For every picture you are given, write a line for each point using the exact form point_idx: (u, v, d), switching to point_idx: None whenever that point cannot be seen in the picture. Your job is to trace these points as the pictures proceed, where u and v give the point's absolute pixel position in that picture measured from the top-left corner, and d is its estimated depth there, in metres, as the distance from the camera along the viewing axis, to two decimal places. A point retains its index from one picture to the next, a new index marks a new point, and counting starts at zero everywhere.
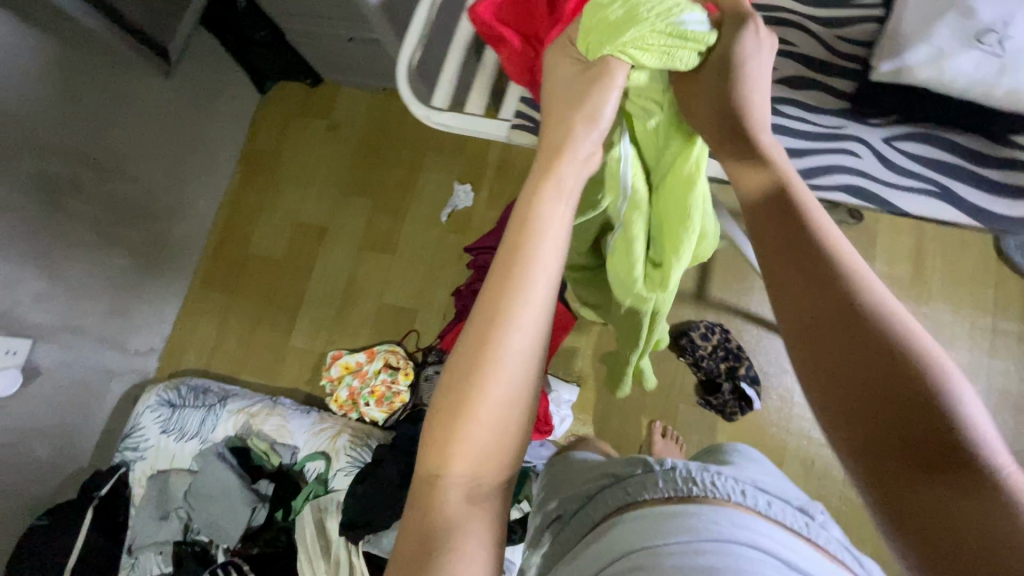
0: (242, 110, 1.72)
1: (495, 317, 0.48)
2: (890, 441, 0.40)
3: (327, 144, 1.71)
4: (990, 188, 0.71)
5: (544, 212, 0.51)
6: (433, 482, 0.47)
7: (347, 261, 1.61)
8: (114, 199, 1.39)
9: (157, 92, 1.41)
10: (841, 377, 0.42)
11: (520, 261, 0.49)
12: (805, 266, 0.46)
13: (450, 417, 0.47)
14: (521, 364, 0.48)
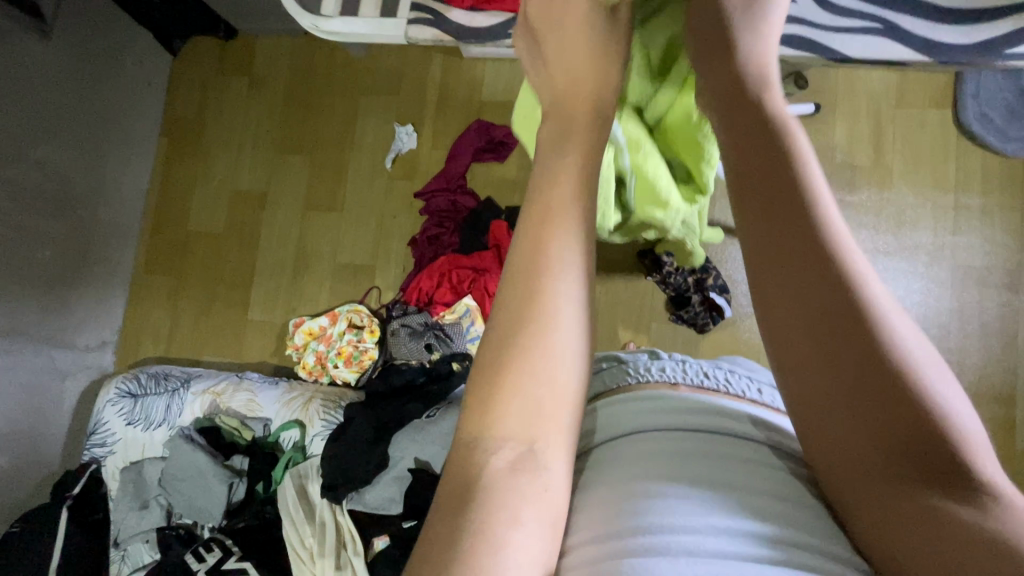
0: (152, 75, 1.57)
1: (544, 260, 0.51)
2: (876, 443, 0.43)
3: (252, 100, 1.58)
4: (925, 16, 0.78)
5: (563, 193, 0.55)
6: (472, 446, 0.47)
7: (294, 224, 1.52)
8: (23, 188, 1.26)
9: (46, 60, 1.26)
10: (834, 343, 0.45)
11: (556, 218, 0.53)
12: (790, 226, 0.49)
13: (492, 382, 0.48)
14: (572, 337, 0.50)
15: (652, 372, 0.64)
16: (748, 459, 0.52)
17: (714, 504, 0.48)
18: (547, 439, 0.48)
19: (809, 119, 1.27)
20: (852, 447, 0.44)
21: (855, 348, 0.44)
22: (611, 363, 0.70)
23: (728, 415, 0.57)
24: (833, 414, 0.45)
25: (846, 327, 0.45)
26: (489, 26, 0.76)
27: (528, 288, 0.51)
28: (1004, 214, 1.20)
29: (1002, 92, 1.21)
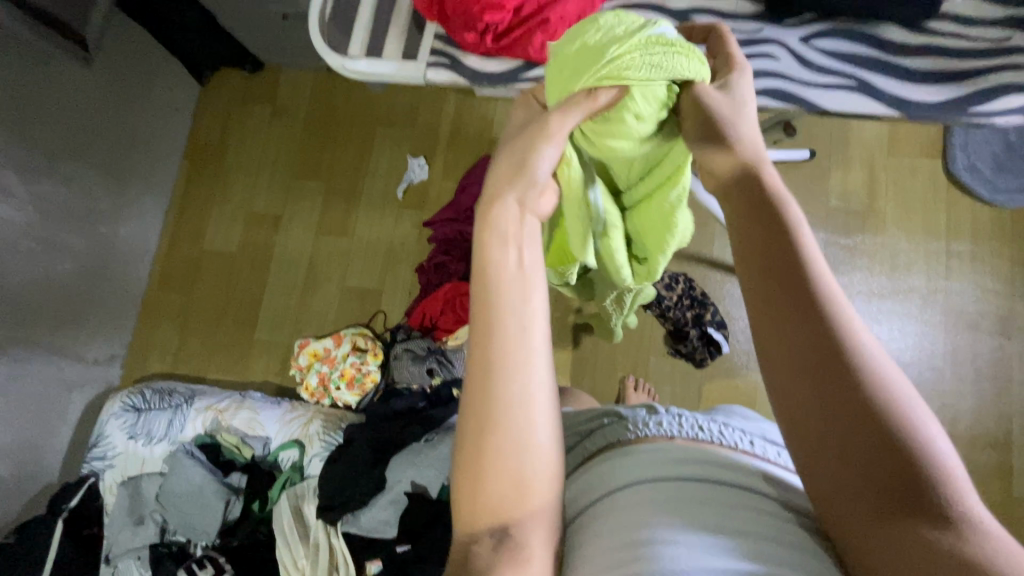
0: (181, 102, 1.65)
1: (496, 362, 0.49)
2: (864, 481, 0.45)
3: (273, 129, 1.66)
4: (897, 77, 0.84)
5: (507, 263, 0.52)
6: (466, 537, 0.50)
7: (305, 247, 1.57)
8: (51, 204, 1.32)
9: (84, 84, 1.34)
10: (822, 381, 0.46)
11: (507, 312, 0.50)
12: (791, 288, 0.49)
13: (468, 487, 0.49)
14: (539, 423, 0.50)
15: (649, 427, 0.65)
16: (765, 513, 0.52)
17: (735, 564, 0.47)
18: (520, 520, 0.49)
19: (805, 164, 1.32)
20: (853, 506, 0.45)
21: (853, 416, 0.45)
22: (612, 419, 0.71)
23: (729, 466, 0.57)
24: (831, 473, 0.46)
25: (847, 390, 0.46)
26: (499, 71, 0.83)
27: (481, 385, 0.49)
28: (995, 261, 1.24)
29: (989, 144, 1.26)
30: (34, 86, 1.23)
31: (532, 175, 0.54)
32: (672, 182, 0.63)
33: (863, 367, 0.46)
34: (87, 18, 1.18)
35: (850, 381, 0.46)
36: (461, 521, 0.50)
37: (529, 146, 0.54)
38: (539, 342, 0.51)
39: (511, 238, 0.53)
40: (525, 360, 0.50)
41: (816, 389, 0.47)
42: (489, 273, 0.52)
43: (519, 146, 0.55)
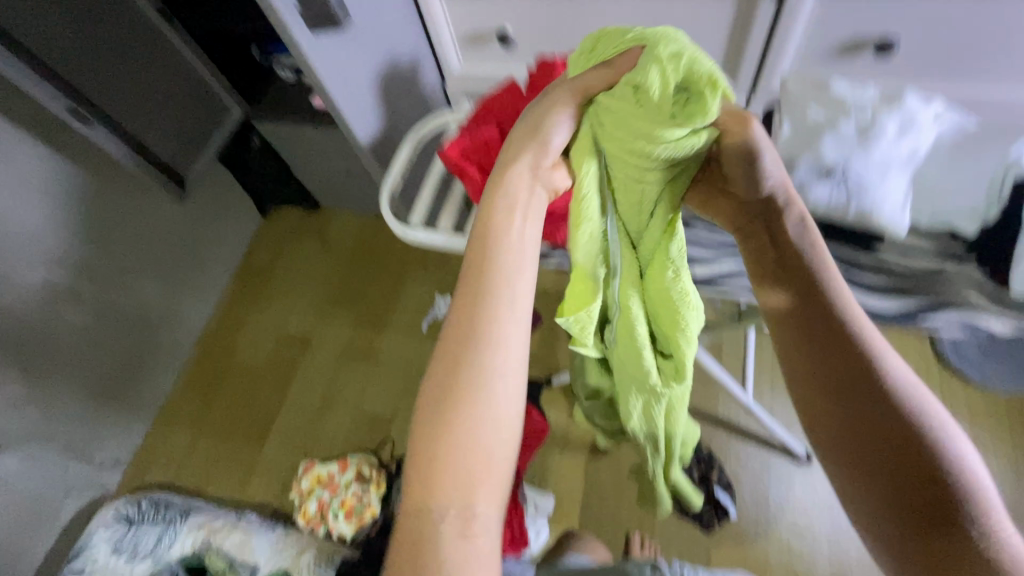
0: (245, 230, 1.87)
1: (479, 311, 0.47)
2: (887, 481, 0.47)
3: (319, 260, 1.85)
4: None
5: (502, 229, 0.50)
6: (418, 512, 0.42)
7: (327, 369, 1.66)
8: (108, 309, 1.46)
9: (165, 213, 1.55)
10: (850, 397, 0.50)
11: (485, 303, 0.47)
12: (813, 315, 0.52)
13: (430, 447, 0.44)
14: (513, 380, 0.47)
15: None
16: None
17: None
18: (487, 500, 0.43)
19: None
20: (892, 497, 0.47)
21: (881, 416, 0.48)
22: None
23: None
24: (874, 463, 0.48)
25: (870, 393, 0.49)
26: None
27: (461, 337, 0.46)
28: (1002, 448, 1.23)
29: None
30: (127, 212, 1.46)
31: (548, 149, 0.53)
32: (667, 240, 0.57)
33: (883, 379, 0.49)
34: (188, 163, 1.40)
35: (872, 392, 0.49)
36: (416, 489, 0.43)
37: (535, 119, 0.53)
38: (525, 293, 0.49)
39: (511, 210, 0.52)
40: (509, 312, 0.48)
41: (839, 394, 0.50)
42: (485, 266, 0.49)
43: (527, 121, 0.54)
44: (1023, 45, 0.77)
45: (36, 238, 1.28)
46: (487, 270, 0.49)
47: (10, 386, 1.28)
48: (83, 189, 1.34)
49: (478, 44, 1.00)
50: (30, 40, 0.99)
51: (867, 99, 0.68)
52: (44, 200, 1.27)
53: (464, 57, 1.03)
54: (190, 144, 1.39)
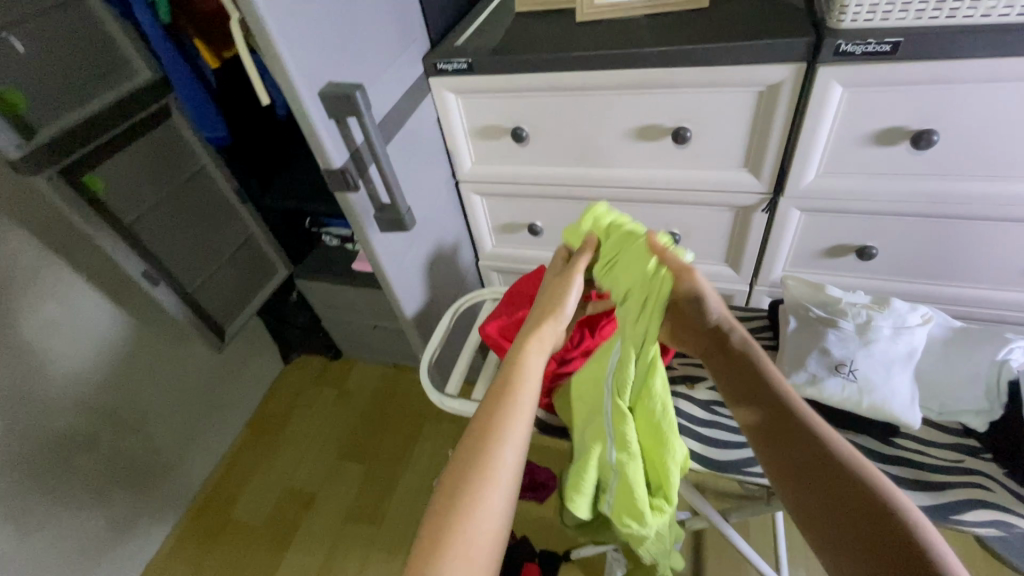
0: (265, 377, 1.91)
1: (491, 430, 0.51)
2: (857, 544, 0.43)
3: (334, 410, 1.86)
4: None
5: (524, 365, 0.57)
6: None
7: (330, 532, 1.56)
8: (119, 456, 1.43)
9: (196, 361, 1.60)
10: (809, 462, 0.49)
11: (502, 431, 0.51)
12: (760, 392, 0.54)
13: (427, 556, 0.44)
14: (508, 498, 0.49)
15: None
16: None
17: None
18: None
19: None
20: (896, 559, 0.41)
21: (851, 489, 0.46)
22: None
23: None
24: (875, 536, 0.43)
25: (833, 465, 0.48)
26: None
27: (475, 449, 0.50)
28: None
29: None
30: (161, 358, 1.49)
31: (562, 313, 0.62)
32: (649, 392, 0.59)
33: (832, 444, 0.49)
34: (229, 317, 1.49)
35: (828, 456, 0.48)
36: None
37: (557, 292, 0.65)
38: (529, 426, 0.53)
39: (536, 350, 0.59)
40: (516, 435, 0.52)
41: (796, 468, 0.49)
42: (499, 407, 0.53)
43: (550, 291, 0.65)
44: (990, 265, 0.86)
45: (67, 380, 1.28)
46: (505, 396, 0.54)
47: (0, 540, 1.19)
48: (126, 335, 1.39)
49: (511, 230, 1.15)
50: (116, 203, 1.16)
51: (861, 302, 0.73)
52: (88, 346, 1.31)
53: (498, 239, 1.19)
54: (235, 297, 1.50)
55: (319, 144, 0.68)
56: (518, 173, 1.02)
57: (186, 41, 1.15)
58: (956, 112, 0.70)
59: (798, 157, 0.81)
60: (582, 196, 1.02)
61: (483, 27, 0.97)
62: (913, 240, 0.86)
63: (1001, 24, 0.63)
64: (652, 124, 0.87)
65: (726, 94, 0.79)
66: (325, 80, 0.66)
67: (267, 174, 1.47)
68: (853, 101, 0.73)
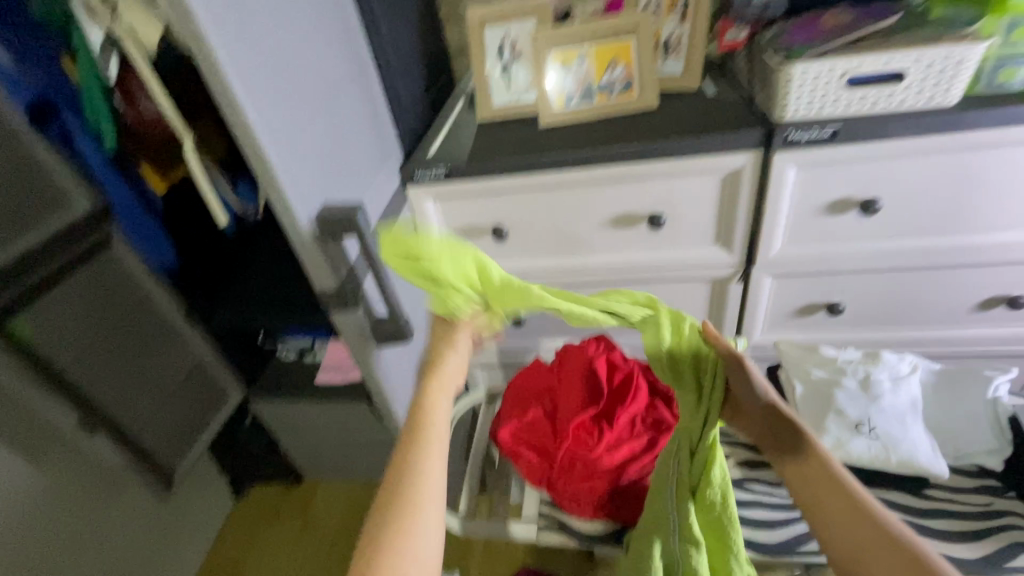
0: (213, 521, 1.66)
1: (406, 472, 0.48)
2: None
3: (300, 547, 1.62)
4: None
5: (433, 401, 0.54)
6: None
7: None
8: None
9: (132, 517, 1.34)
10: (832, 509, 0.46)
11: (418, 468, 0.48)
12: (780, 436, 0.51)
13: None
14: (432, 539, 0.46)
15: None
16: None
17: None
18: None
19: None
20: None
21: (868, 528, 0.44)
22: None
23: None
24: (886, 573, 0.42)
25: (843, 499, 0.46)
26: None
27: (393, 497, 0.46)
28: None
29: None
30: (88, 516, 1.21)
31: (463, 339, 0.60)
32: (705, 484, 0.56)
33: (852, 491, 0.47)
34: (174, 459, 1.31)
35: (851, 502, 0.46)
36: None
37: (451, 339, 0.59)
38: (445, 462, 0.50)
39: (442, 390, 0.56)
40: (434, 471, 0.49)
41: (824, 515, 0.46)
42: (414, 447, 0.50)
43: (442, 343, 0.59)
44: (942, 307, 0.94)
45: None
46: (421, 436, 0.51)
47: None
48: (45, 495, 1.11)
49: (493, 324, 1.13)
50: (45, 350, 1.02)
51: (855, 358, 0.76)
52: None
53: None
54: (186, 431, 1.34)
55: (316, 266, 0.65)
56: (499, 268, 1.03)
57: (130, 165, 1.11)
58: (892, 181, 0.80)
59: (766, 231, 0.88)
60: (564, 284, 1.04)
61: (450, 137, 1.01)
62: (874, 292, 0.94)
63: (913, 109, 0.74)
64: (628, 213, 0.92)
65: (694, 181, 0.86)
66: (321, 203, 0.65)
67: (213, 286, 1.32)
68: (806, 179, 0.82)
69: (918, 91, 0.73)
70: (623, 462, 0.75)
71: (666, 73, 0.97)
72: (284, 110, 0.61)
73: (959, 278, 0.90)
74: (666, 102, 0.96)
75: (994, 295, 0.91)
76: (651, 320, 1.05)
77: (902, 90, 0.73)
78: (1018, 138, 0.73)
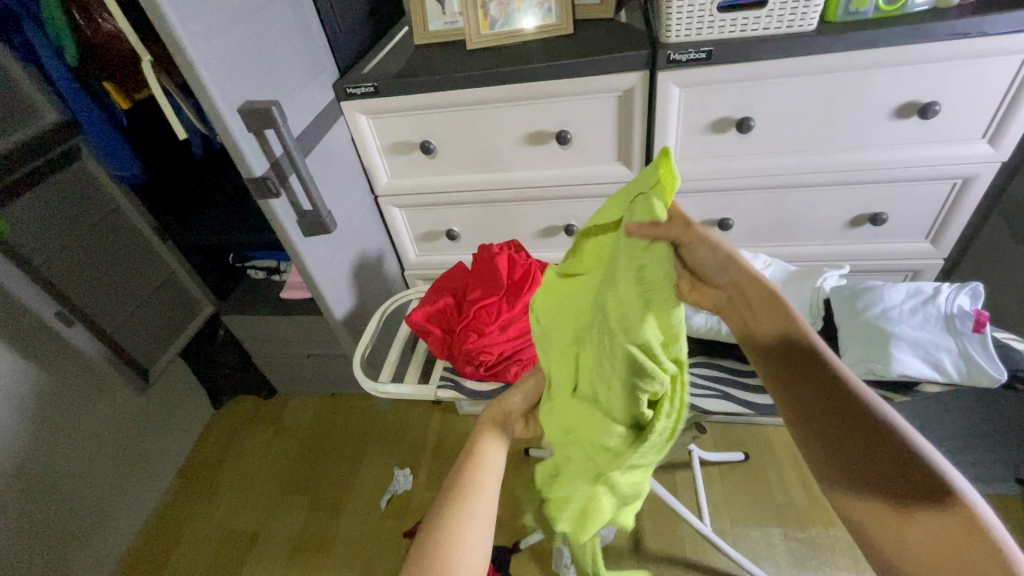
0: (196, 423, 1.82)
1: (472, 481, 0.56)
2: (863, 453, 0.43)
3: (272, 449, 1.77)
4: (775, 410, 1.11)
5: (490, 446, 0.60)
6: None
7: (274, 573, 1.47)
8: (30, 522, 1.27)
9: (116, 408, 1.49)
10: (802, 373, 0.48)
11: (477, 479, 0.57)
12: (773, 313, 0.51)
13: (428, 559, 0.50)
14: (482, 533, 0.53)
15: None
16: None
17: None
18: None
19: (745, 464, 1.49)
20: (908, 533, 0.40)
21: (833, 400, 0.45)
22: None
23: None
24: (922, 520, 0.39)
25: (904, 453, 0.42)
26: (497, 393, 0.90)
27: (455, 494, 0.55)
28: None
29: None
30: (73, 403, 1.36)
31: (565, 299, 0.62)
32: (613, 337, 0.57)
33: (825, 367, 0.47)
34: (152, 358, 1.48)
35: (821, 381, 0.47)
36: None
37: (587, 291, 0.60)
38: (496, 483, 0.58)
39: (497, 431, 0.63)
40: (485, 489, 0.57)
41: (789, 372, 0.48)
42: (473, 467, 0.58)
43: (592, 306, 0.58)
44: (818, 222, 1.06)
45: None
46: (478, 455, 0.59)
47: None
48: (33, 384, 1.26)
49: (432, 237, 1.25)
50: (25, 247, 1.15)
51: None
52: None
53: (421, 248, 1.28)
54: (159, 337, 1.50)
55: (239, 156, 0.76)
56: (432, 183, 1.14)
57: (91, 79, 1.16)
58: (762, 101, 0.91)
59: (659, 147, 0.99)
60: (490, 200, 1.15)
61: (387, 58, 1.09)
62: (760, 210, 1.06)
63: (778, 34, 0.83)
64: (540, 130, 1.02)
65: (595, 100, 0.96)
66: (241, 99, 0.75)
67: (186, 212, 1.47)
68: (690, 98, 0.92)
69: (779, 15, 0.82)
70: (513, 337, 0.89)
71: (585, 2, 1.05)
72: (209, 14, 0.70)
73: (827, 196, 1.02)
74: (582, 29, 1.04)
75: (860, 212, 1.03)
76: (569, 235, 1.18)
77: (765, 14, 0.82)
78: (865, 61, 0.83)
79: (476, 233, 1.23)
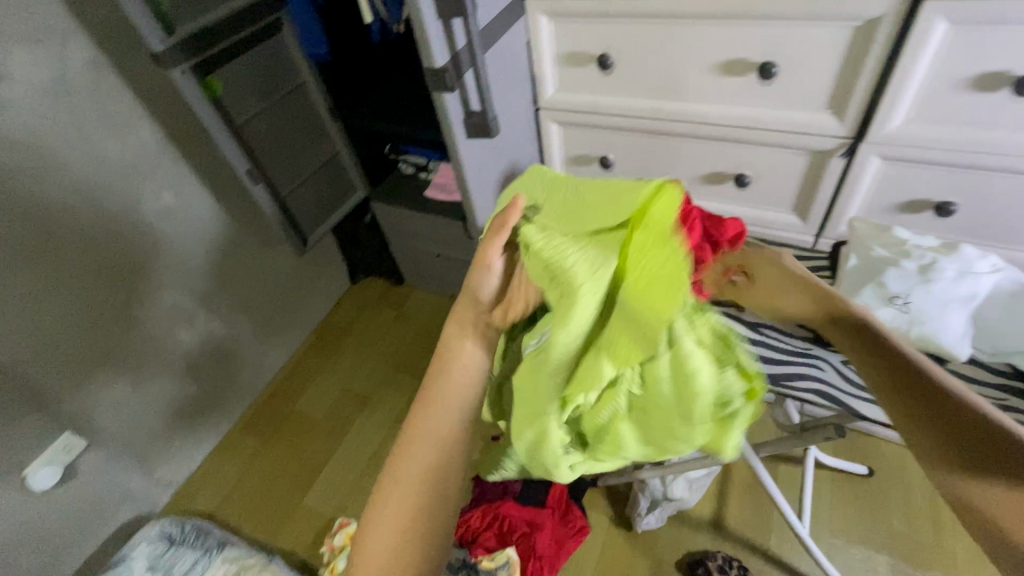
0: (335, 291, 2.05)
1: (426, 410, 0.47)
2: (966, 435, 0.49)
3: (392, 330, 1.95)
4: None
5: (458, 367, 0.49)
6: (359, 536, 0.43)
7: (378, 435, 1.67)
8: (210, 338, 1.55)
9: (279, 263, 1.72)
10: (890, 374, 0.54)
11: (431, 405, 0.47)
12: (856, 333, 0.57)
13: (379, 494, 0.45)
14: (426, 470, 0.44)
15: None
16: None
17: None
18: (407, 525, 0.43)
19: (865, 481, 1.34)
20: (1011, 502, 0.46)
21: (922, 398, 0.52)
22: None
23: None
24: (993, 491, 0.47)
25: (989, 430, 0.49)
26: None
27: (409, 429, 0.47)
28: None
29: None
30: (249, 251, 1.59)
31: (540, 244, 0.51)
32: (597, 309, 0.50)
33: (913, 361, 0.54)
34: (312, 227, 1.65)
35: (911, 374, 0.53)
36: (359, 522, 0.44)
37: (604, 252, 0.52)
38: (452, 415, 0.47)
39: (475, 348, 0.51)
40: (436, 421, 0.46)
41: (892, 382, 0.53)
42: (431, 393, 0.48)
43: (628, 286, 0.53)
44: None
45: (180, 259, 1.42)
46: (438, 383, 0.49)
47: (119, 389, 1.35)
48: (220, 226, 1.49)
49: (583, 162, 1.19)
50: (231, 105, 1.31)
51: (928, 246, 0.74)
52: (187, 226, 1.41)
53: (569, 171, 1.23)
54: (320, 210, 1.66)
55: (426, 42, 0.75)
56: (599, 103, 1.06)
57: None
58: None
59: (888, 99, 0.81)
60: (658, 131, 1.05)
61: None
62: (999, 200, 0.85)
63: None
64: (740, 58, 0.88)
65: (824, 29, 0.80)
66: None
67: (356, 95, 1.58)
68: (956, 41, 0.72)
69: None
70: None
71: None
72: None
73: None
74: None
75: None
76: (736, 186, 1.05)
77: None
78: None
79: (632, 166, 1.14)
